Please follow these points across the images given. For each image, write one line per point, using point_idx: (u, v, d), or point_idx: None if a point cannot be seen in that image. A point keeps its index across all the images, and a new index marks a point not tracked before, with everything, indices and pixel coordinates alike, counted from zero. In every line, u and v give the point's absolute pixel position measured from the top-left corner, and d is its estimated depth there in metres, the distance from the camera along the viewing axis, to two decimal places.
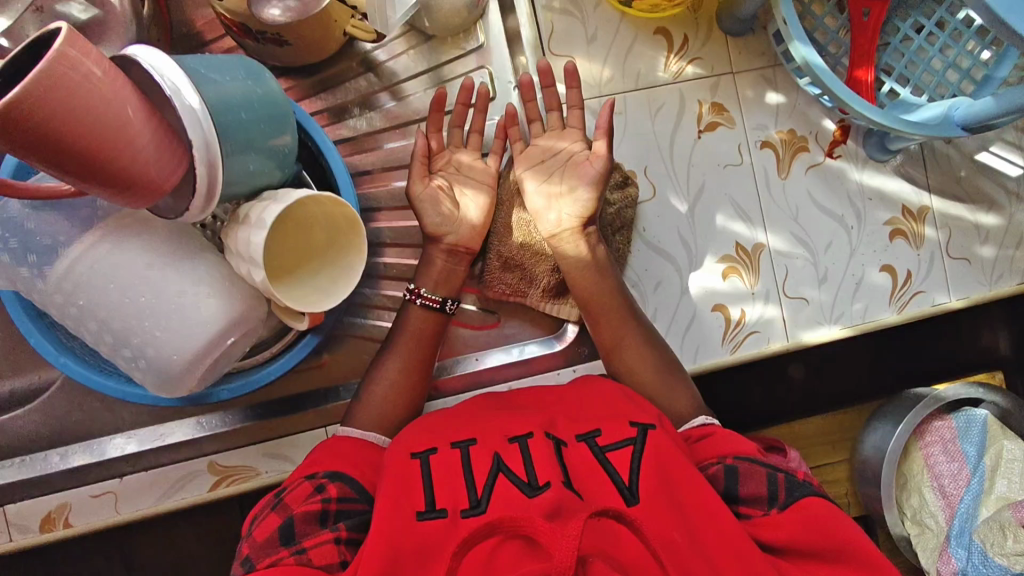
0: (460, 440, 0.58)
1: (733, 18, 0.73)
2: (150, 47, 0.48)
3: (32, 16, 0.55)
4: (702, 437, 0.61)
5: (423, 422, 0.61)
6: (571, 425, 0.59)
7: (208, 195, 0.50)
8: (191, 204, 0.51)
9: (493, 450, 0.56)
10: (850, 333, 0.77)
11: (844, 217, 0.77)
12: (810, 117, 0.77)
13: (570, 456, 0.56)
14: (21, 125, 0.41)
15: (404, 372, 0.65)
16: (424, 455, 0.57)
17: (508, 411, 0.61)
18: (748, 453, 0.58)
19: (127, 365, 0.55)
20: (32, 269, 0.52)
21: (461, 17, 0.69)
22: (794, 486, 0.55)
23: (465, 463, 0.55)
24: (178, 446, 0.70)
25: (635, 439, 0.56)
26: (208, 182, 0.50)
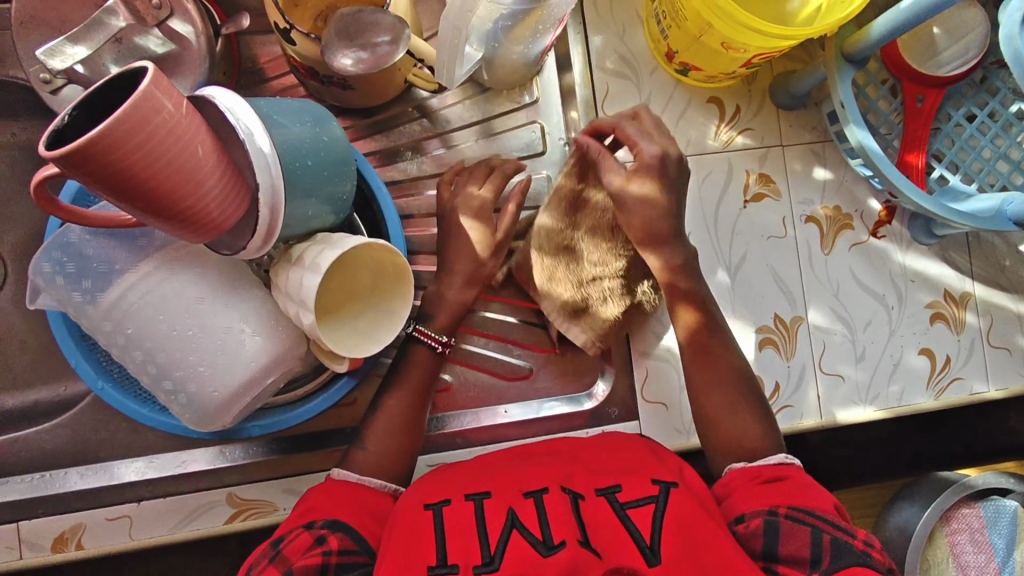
0: (473, 492, 0.56)
1: (787, 93, 0.74)
2: (227, 89, 0.49)
3: (111, 46, 0.59)
4: (774, 477, 0.58)
5: (437, 475, 0.59)
6: (588, 478, 0.57)
7: (267, 236, 0.51)
8: (249, 243, 0.51)
9: (507, 503, 0.54)
10: (885, 416, 0.76)
11: (884, 296, 0.77)
12: (856, 195, 0.77)
13: (588, 511, 0.54)
14: (97, 161, 0.42)
15: (412, 403, 0.64)
16: (436, 507, 0.55)
17: (528, 461, 0.60)
18: (806, 504, 0.55)
19: (167, 399, 0.55)
20: (85, 295, 0.52)
21: (520, 73, 0.71)
22: (838, 550, 0.51)
23: (479, 518, 0.53)
24: (199, 474, 0.69)
25: (657, 498, 0.55)
26: (269, 224, 0.51)
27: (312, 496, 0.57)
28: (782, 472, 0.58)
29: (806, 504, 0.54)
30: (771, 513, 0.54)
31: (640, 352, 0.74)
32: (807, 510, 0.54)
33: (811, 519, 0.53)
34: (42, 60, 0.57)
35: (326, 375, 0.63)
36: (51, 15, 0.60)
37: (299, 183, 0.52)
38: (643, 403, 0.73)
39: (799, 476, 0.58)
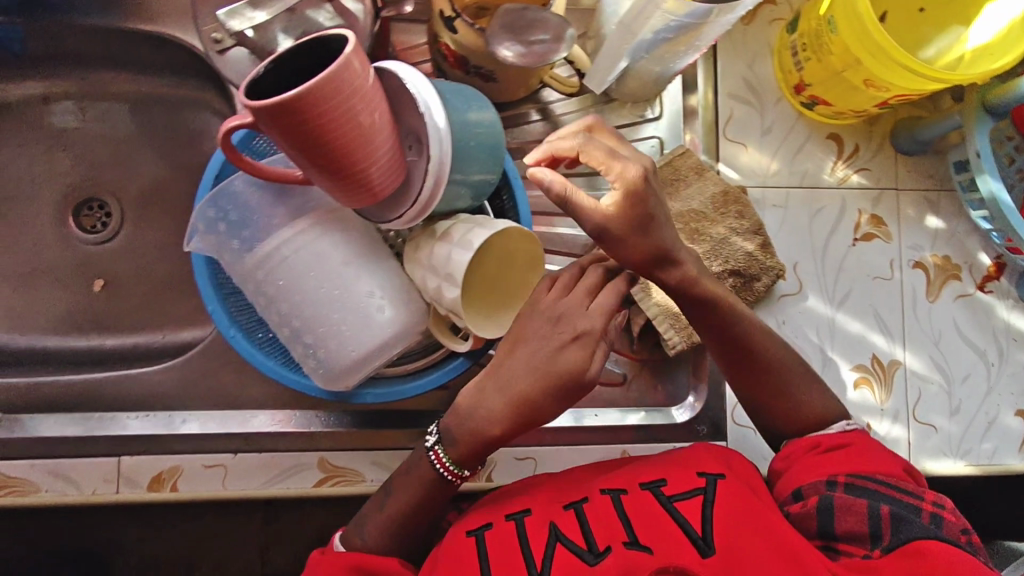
0: (513, 512, 0.57)
1: (911, 138, 0.75)
2: (405, 64, 0.52)
3: (285, 17, 0.62)
4: (836, 445, 0.58)
5: (484, 500, 0.61)
6: (631, 475, 0.59)
7: (423, 208, 0.53)
8: (405, 213, 0.54)
9: (548, 518, 0.56)
10: (976, 472, 0.75)
11: (985, 351, 0.76)
12: (967, 247, 0.77)
13: (633, 505, 0.56)
14: (292, 118, 0.44)
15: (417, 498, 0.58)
16: (479, 532, 0.56)
17: (559, 477, 0.61)
18: (867, 469, 0.56)
19: (301, 354, 0.57)
20: (243, 243, 0.55)
21: (647, 87, 0.72)
22: (899, 522, 0.52)
23: (524, 537, 0.55)
24: (294, 435, 0.70)
25: (704, 489, 0.56)
26: (429, 197, 0.53)
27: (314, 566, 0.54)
28: (849, 439, 0.59)
29: (866, 469, 0.56)
30: (830, 483, 0.56)
31: None
32: (868, 476, 0.55)
33: (868, 483, 0.55)
34: (222, 22, 0.60)
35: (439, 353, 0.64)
36: None
37: (462, 165, 0.54)
38: (732, 425, 0.74)
39: (866, 442, 0.58)
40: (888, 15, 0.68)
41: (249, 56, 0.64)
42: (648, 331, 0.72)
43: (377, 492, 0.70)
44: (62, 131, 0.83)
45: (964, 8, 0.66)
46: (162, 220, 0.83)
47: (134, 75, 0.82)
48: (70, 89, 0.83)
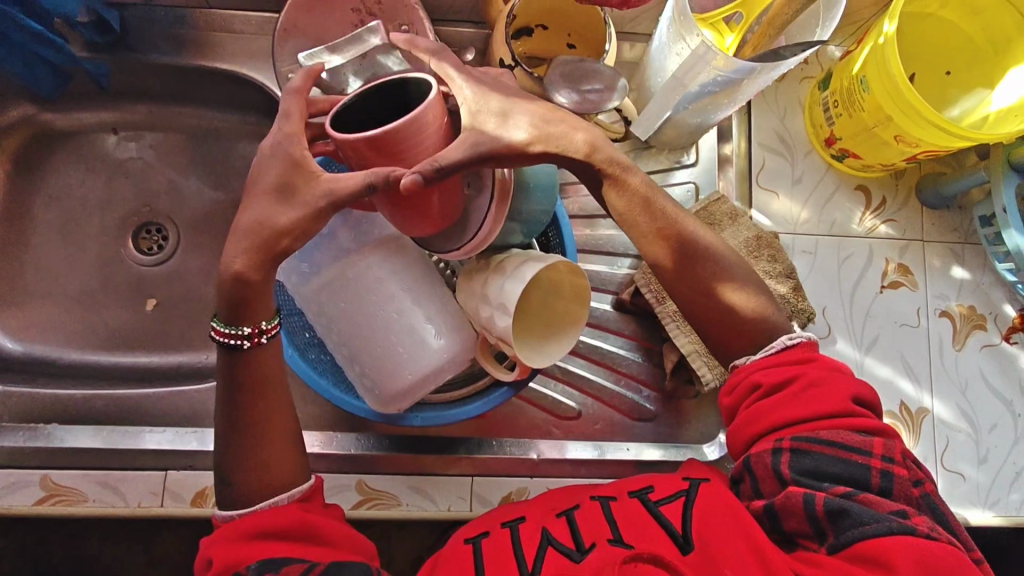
0: (508, 521, 0.57)
1: (936, 192, 0.78)
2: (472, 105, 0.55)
3: (356, 60, 0.66)
4: (778, 386, 0.54)
5: (486, 514, 0.60)
6: (621, 484, 0.58)
7: (480, 244, 0.55)
8: (463, 249, 0.55)
9: (540, 524, 0.55)
10: (1004, 523, 0.75)
11: (1012, 402, 0.78)
12: (992, 299, 0.79)
13: (619, 510, 0.55)
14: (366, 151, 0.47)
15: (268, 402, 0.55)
16: (475, 540, 0.56)
17: (555, 493, 0.61)
18: (813, 424, 0.52)
19: (357, 376, 0.59)
20: (311, 267, 0.58)
21: (685, 135, 0.76)
22: (839, 516, 0.48)
23: (514, 543, 0.54)
24: (336, 458, 0.71)
25: (688, 492, 0.55)
26: (486, 233, 0.54)
27: (208, 544, 0.50)
28: (790, 373, 0.55)
29: (812, 426, 0.52)
30: (775, 446, 0.52)
31: None
32: (813, 435, 0.51)
33: (812, 437, 0.51)
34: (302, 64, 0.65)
35: (483, 381, 0.66)
36: (309, 25, 0.67)
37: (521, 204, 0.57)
38: None
39: (811, 374, 0.54)
40: (917, 76, 0.73)
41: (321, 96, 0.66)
42: (682, 367, 0.74)
43: (412, 517, 0.70)
44: (126, 159, 0.88)
45: (988, 73, 0.70)
46: (214, 243, 0.87)
47: (197, 109, 0.87)
48: (136, 120, 0.88)
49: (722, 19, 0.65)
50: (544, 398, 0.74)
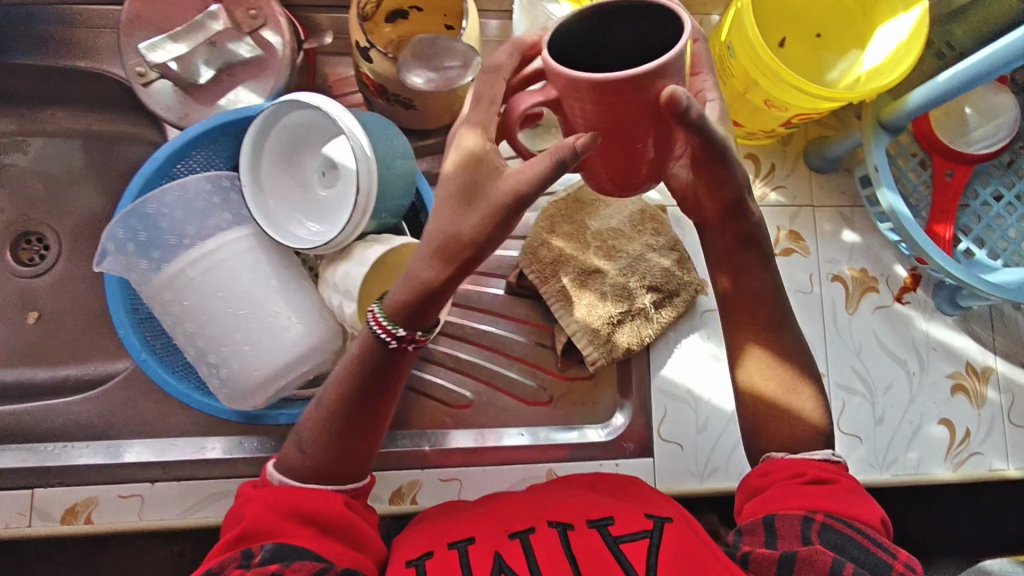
0: (456, 541, 0.54)
1: (822, 156, 0.78)
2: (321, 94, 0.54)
3: (205, 49, 0.63)
4: (818, 479, 0.52)
5: (417, 533, 0.57)
6: (580, 509, 0.56)
7: (337, 244, 0.56)
8: (316, 247, 0.56)
9: (493, 548, 0.53)
10: (901, 483, 0.75)
11: (906, 361, 0.78)
12: (883, 260, 0.79)
13: (579, 544, 0.53)
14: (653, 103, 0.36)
15: (370, 397, 0.51)
16: (419, 562, 0.53)
17: (512, 504, 0.58)
18: (847, 513, 0.50)
19: (209, 371, 0.57)
20: (152, 264, 0.55)
21: None
22: None
23: (463, 564, 0.52)
24: (217, 462, 0.70)
25: (651, 533, 0.53)
26: (352, 229, 0.55)
27: (247, 499, 0.49)
28: (830, 475, 0.53)
29: (848, 515, 0.50)
30: (806, 516, 0.50)
31: (659, 391, 0.75)
32: (848, 521, 0.50)
33: (846, 524, 0.50)
34: (143, 55, 0.61)
35: None
36: (155, 15, 0.64)
37: (383, 197, 0.58)
38: (659, 442, 0.74)
39: (849, 482, 0.53)
40: (787, 41, 0.72)
41: (175, 88, 0.65)
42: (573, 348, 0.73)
43: None
44: None
45: (857, 34, 0.69)
46: (96, 252, 0.83)
47: (70, 112, 0.84)
48: (6, 127, 0.84)
49: None
50: (436, 387, 0.74)
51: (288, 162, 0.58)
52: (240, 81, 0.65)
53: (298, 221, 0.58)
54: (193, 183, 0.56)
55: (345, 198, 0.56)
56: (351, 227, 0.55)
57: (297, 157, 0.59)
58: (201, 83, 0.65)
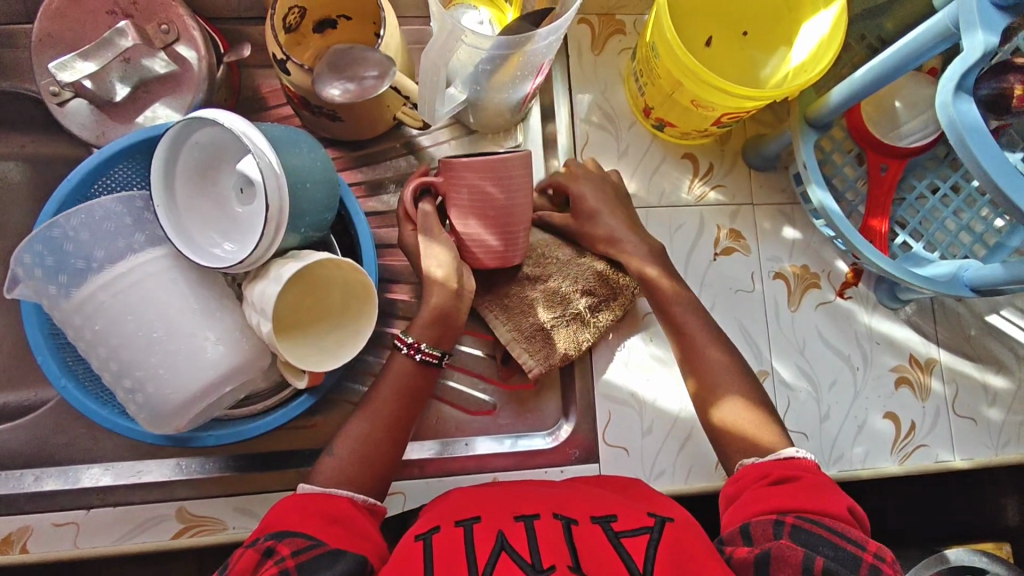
0: (463, 519, 0.53)
1: (759, 155, 0.78)
2: (227, 111, 0.53)
3: (119, 65, 0.62)
4: (785, 478, 0.55)
5: (431, 512, 0.56)
6: (585, 507, 0.55)
7: (254, 261, 0.55)
8: (231, 266, 0.55)
9: (497, 526, 0.51)
10: (849, 478, 0.75)
11: (850, 356, 0.78)
12: (824, 256, 0.79)
13: (581, 537, 0.51)
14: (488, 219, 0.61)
15: (395, 416, 0.60)
16: (426, 536, 0.52)
17: (519, 492, 0.57)
18: (815, 511, 0.51)
19: (125, 397, 0.55)
20: (60, 288, 0.54)
21: (503, 118, 0.73)
22: None
23: (468, 543, 0.50)
24: (155, 484, 0.68)
25: (652, 529, 0.52)
26: (269, 245, 0.55)
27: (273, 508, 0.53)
28: (795, 474, 0.55)
29: (815, 512, 0.51)
30: (775, 520, 0.51)
31: (603, 395, 0.74)
32: (816, 520, 0.50)
33: (814, 523, 0.50)
34: (53, 74, 0.60)
35: (287, 393, 0.64)
36: (67, 33, 0.62)
37: (303, 214, 0.57)
38: (605, 447, 0.73)
39: (813, 478, 0.54)
40: (714, 40, 0.72)
41: (91, 107, 0.64)
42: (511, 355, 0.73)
43: (238, 540, 0.67)
44: None
45: (783, 30, 0.69)
46: None
47: None
48: None
49: None
50: None
51: (202, 180, 0.57)
52: (157, 97, 0.64)
53: (215, 239, 0.57)
54: (106, 205, 0.56)
55: (258, 214, 0.55)
56: (266, 244, 0.54)
57: (212, 174, 0.57)
58: (117, 100, 0.64)
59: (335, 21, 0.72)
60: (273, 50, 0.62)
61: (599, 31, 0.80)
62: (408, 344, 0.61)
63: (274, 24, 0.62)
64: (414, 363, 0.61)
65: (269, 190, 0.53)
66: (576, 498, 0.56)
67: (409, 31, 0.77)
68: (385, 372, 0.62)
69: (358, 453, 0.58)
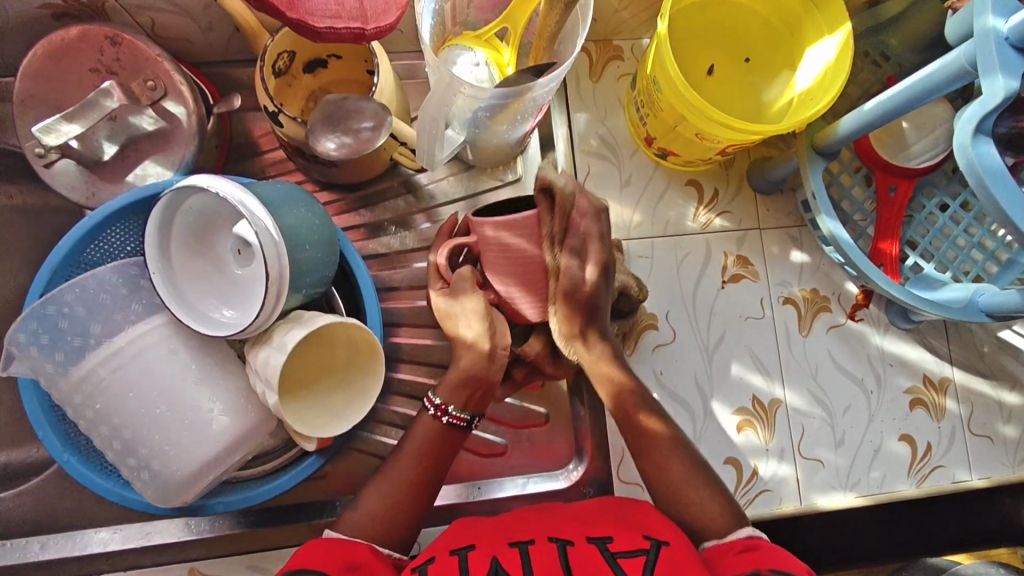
0: (458, 547, 0.52)
1: (764, 179, 0.76)
2: (222, 177, 0.52)
3: (105, 124, 0.61)
4: (748, 547, 0.52)
5: (436, 539, 0.55)
6: (580, 529, 0.53)
7: (255, 329, 0.53)
8: (233, 335, 0.53)
9: (491, 553, 0.50)
10: (866, 503, 0.75)
11: (863, 380, 0.77)
12: (833, 279, 0.78)
13: (577, 559, 0.49)
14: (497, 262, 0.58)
15: (422, 476, 0.59)
16: (422, 567, 0.50)
17: (517, 520, 0.56)
18: (785, 568, 0.49)
19: (130, 474, 0.54)
20: (58, 366, 0.53)
21: (504, 154, 0.71)
22: None
23: (463, 569, 0.49)
24: (163, 547, 0.67)
25: (647, 550, 0.50)
26: (271, 311, 0.53)
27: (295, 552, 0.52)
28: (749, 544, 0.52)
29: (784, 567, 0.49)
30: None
31: (615, 432, 0.73)
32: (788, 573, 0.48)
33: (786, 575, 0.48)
34: (38, 138, 0.58)
35: (294, 453, 0.63)
36: (50, 94, 0.61)
37: (307, 276, 0.56)
38: (620, 484, 0.73)
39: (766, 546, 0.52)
40: (716, 67, 0.70)
41: (79, 167, 0.62)
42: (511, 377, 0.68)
43: None
44: None
45: (786, 56, 0.68)
46: None
47: None
48: None
49: (495, 35, 0.64)
50: (384, 448, 0.70)
51: (198, 243, 0.55)
52: (147, 155, 0.63)
53: (214, 304, 0.56)
54: (100, 276, 0.55)
55: (259, 279, 0.53)
56: (268, 311, 0.53)
57: (208, 237, 0.56)
58: (106, 159, 0.63)
59: (325, 60, 0.66)
60: (263, 100, 0.59)
61: (597, 58, 0.79)
62: (436, 406, 0.60)
63: (265, 68, 0.59)
64: (440, 424, 0.60)
65: (268, 259, 0.51)
66: (572, 519, 0.55)
67: (401, 67, 0.75)
68: (410, 432, 0.60)
69: (379, 513, 0.57)
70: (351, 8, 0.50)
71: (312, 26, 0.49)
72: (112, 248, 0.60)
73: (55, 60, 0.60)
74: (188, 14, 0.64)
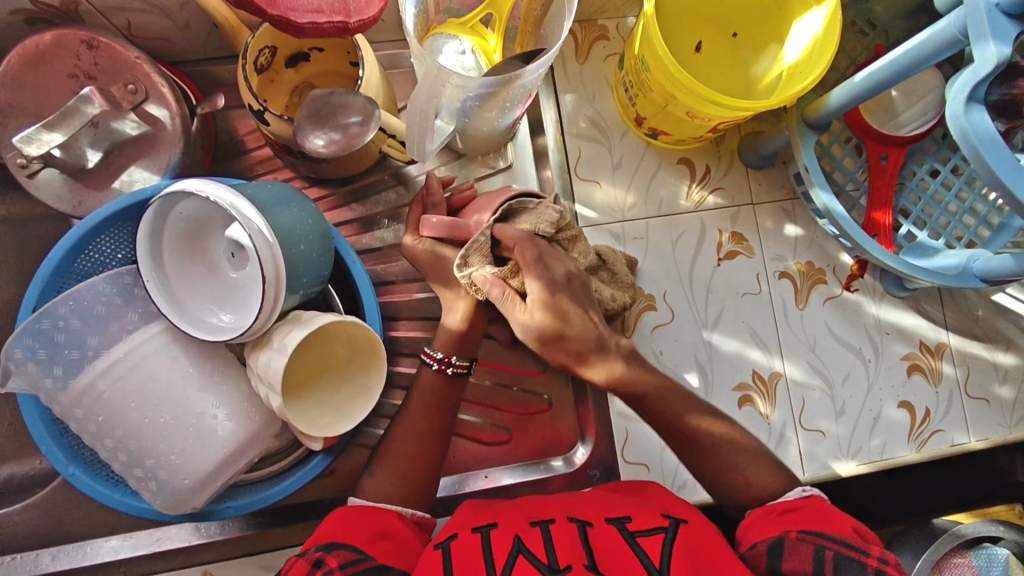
0: (479, 525, 0.52)
1: (755, 153, 0.76)
2: (211, 180, 0.51)
3: (87, 130, 0.60)
4: (789, 509, 0.54)
5: (454, 518, 0.55)
6: (597, 509, 0.53)
7: (253, 332, 0.52)
8: (231, 339, 0.53)
9: (513, 531, 0.50)
10: (867, 470, 0.75)
11: (861, 349, 0.77)
12: (828, 251, 0.79)
13: (597, 538, 0.49)
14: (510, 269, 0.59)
15: (424, 426, 0.61)
16: (444, 544, 0.50)
17: (532, 502, 0.55)
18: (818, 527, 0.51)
19: (138, 484, 0.54)
20: (57, 381, 0.53)
21: (494, 141, 0.70)
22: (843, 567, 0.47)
23: (486, 547, 0.49)
24: (175, 552, 0.67)
25: (667, 527, 0.50)
26: (269, 312, 0.52)
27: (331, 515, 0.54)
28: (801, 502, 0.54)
29: (819, 527, 0.51)
30: (779, 537, 0.51)
31: (618, 414, 0.73)
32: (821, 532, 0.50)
33: (815, 540, 0.49)
34: (18, 147, 0.58)
35: (300, 454, 0.63)
36: (29, 102, 0.59)
37: (305, 276, 0.55)
38: (624, 465, 0.73)
39: (807, 506, 0.53)
40: (702, 44, 0.70)
41: (62, 176, 0.61)
42: None
43: None
44: None
45: (774, 29, 0.67)
46: None
47: None
48: None
49: (480, 21, 0.63)
50: None
51: (190, 249, 0.55)
52: (132, 160, 0.62)
53: (211, 308, 0.55)
54: (93, 287, 0.54)
55: (256, 281, 0.53)
56: (265, 314, 0.52)
57: (200, 243, 0.55)
58: (90, 166, 0.61)
59: (307, 53, 0.64)
60: (244, 98, 0.58)
61: (582, 39, 0.78)
62: (437, 359, 0.62)
63: (246, 65, 0.58)
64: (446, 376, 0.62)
65: (263, 260, 0.50)
66: (583, 501, 0.55)
67: (383, 57, 0.74)
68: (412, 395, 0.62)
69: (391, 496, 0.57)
70: (332, 2, 0.49)
71: (294, 22, 0.48)
72: (103, 257, 0.59)
73: (31, 66, 0.59)
74: (164, 13, 0.63)
